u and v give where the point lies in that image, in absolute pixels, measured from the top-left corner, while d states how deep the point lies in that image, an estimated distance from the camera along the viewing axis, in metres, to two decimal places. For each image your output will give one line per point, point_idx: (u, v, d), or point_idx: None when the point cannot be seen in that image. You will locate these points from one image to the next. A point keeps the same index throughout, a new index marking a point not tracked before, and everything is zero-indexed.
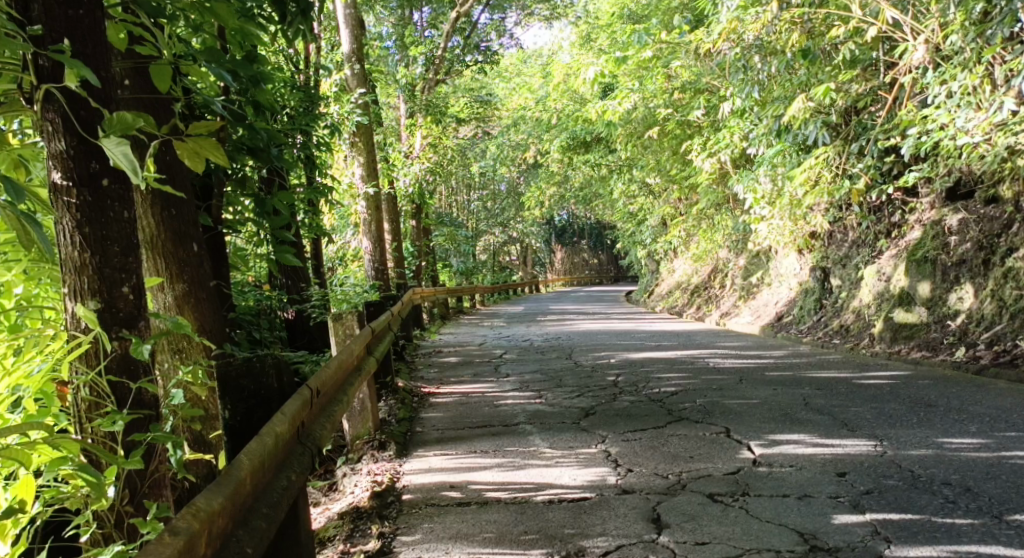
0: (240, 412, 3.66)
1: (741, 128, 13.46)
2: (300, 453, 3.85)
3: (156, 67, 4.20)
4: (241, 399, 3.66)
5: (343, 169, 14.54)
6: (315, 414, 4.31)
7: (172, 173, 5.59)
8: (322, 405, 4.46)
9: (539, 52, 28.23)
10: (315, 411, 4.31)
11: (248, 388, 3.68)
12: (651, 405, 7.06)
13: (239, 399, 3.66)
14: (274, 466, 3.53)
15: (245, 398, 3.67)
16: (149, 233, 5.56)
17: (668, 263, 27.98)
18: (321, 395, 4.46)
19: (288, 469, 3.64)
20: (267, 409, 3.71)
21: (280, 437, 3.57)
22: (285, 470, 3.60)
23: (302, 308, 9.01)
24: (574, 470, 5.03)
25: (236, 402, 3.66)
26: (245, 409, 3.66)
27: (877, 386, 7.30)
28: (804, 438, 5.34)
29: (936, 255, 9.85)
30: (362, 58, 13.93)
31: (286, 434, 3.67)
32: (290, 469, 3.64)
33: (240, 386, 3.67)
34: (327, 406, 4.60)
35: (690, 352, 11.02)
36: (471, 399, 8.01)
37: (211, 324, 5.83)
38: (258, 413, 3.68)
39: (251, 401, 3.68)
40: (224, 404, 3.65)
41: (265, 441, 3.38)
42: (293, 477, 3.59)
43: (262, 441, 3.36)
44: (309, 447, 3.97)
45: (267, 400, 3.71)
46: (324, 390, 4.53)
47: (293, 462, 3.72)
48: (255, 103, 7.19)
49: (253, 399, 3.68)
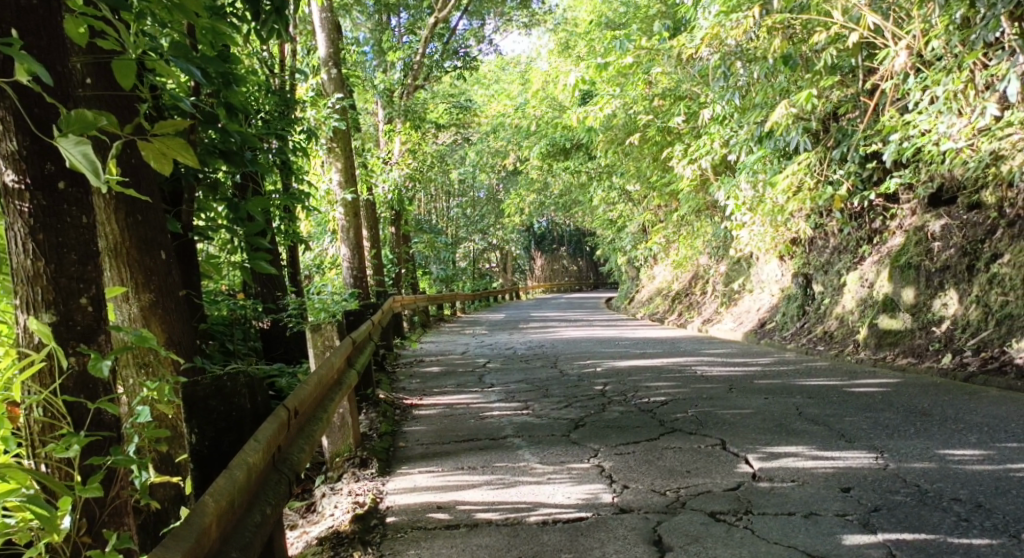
0: (208, 436, 3.42)
1: (721, 134, 13.30)
2: (277, 482, 3.61)
3: (118, 62, 3.89)
4: (209, 423, 3.42)
5: (319, 175, 14.27)
6: (293, 435, 4.06)
7: (138, 176, 5.32)
8: (300, 425, 4.20)
9: (516, 59, 28.02)
10: (293, 433, 4.05)
11: (217, 410, 3.43)
12: (641, 416, 6.82)
13: (208, 422, 3.42)
14: (246, 501, 3.28)
15: (214, 421, 3.43)
16: (113, 240, 5.27)
17: (648, 270, 27.77)
18: (299, 414, 4.19)
19: (262, 501, 3.40)
20: (238, 433, 3.46)
21: (253, 468, 3.31)
22: (258, 503, 3.36)
23: (279, 318, 8.73)
24: (567, 487, 4.80)
25: (203, 426, 3.42)
26: (213, 433, 3.43)
27: (869, 395, 7.08)
28: (804, 450, 5.13)
29: (920, 261, 9.66)
30: (338, 63, 13.65)
31: (259, 464, 3.42)
32: (264, 501, 3.40)
33: (209, 407, 3.42)
34: (306, 425, 4.35)
35: (675, 360, 10.82)
36: (454, 411, 7.75)
37: (178, 336, 5.55)
38: (228, 438, 3.44)
39: (220, 424, 3.43)
40: (191, 428, 3.41)
41: (235, 475, 3.12)
42: (267, 512, 3.34)
43: (232, 476, 3.11)
44: (286, 473, 3.72)
45: (238, 424, 3.46)
46: (303, 409, 4.27)
47: (268, 493, 3.47)
48: (228, 105, 6.90)
49: (223, 422, 3.43)
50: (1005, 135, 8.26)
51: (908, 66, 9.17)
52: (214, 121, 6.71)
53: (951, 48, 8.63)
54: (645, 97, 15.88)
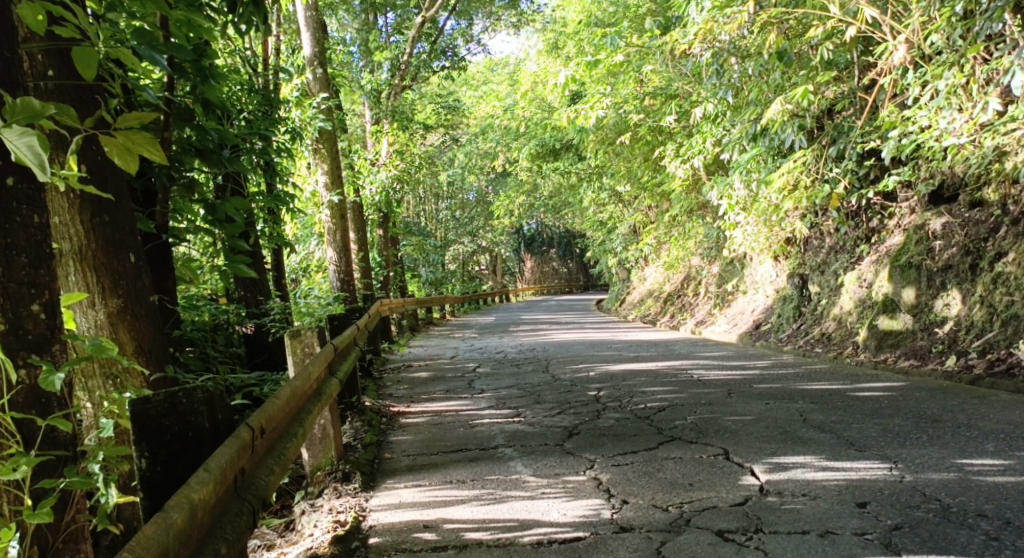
0: (159, 460, 3.11)
1: (714, 133, 13.06)
2: (233, 515, 3.31)
3: (79, 52, 3.61)
4: (161, 445, 3.11)
5: (305, 177, 13.95)
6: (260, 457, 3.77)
7: (103, 174, 5.02)
8: (269, 443, 3.91)
9: (504, 60, 27.75)
10: (260, 453, 3.76)
11: (171, 430, 3.12)
12: (638, 423, 6.52)
13: (160, 444, 3.11)
14: (195, 540, 3.03)
15: (167, 443, 3.12)
16: (78, 243, 4.92)
17: (639, 272, 27.46)
18: (268, 431, 3.90)
19: (209, 541, 3.10)
20: (194, 457, 3.17)
21: (200, 504, 3.03)
22: (211, 541, 3.11)
23: (262, 324, 8.40)
24: (562, 503, 4.50)
25: (155, 449, 3.10)
26: (167, 456, 3.12)
27: (875, 399, 6.81)
28: (812, 460, 4.83)
29: (921, 261, 9.39)
30: (324, 62, 13.33)
31: (210, 498, 3.13)
32: (217, 539, 3.14)
33: (162, 427, 3.10)
34: (276, 443, 4.05)
35: (670, 364, 10.54)
36: (443, 419, 7.44)
37: (149, 344, 5.22)
38: (183, 462, 3.14)
39: (175, 446, 3.13)
40: (141, 451, 3.09)
41: (170, 518, 2.81)
42: (220, 549, 3.10)
43: (166, 520, 2.79)
44: (246, 501, 3.43)
45: (195, 445, 3.16)
46: (274, 424, 3.98)
47: (219, 531, 3.18)
48: (205, 102, 6.57)
49: (177, 444, 3.13)
50: (1008, 130, 8.01)
51: (906, 61, 8.87)
52: (189, 119, 6.41)
53: (951, 42, 8.34)
54: (636, 96, 15.56)
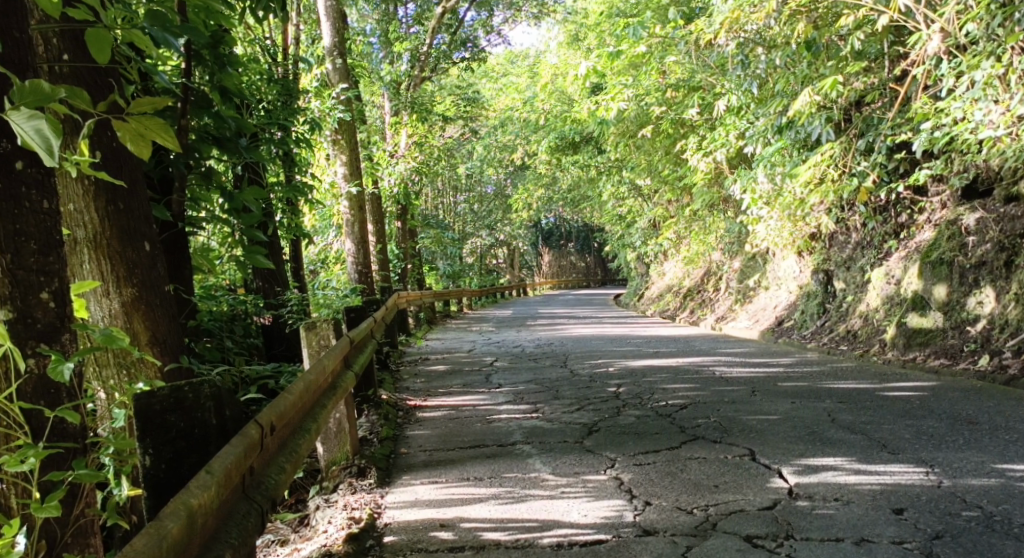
0: (164, 458, 3.06)
1: (738, 126, 12.85)
2: (239, 517, 3.19)
3: (91, 33, 3.53)
4: (166, 442, 3.06)
5: (324, 168, 13.81)
6: (270, 455, 3.65)
7: (118, 160, 4.92)
8: (280, 440, 3.79)
9: (525, 53, 27.56)
10: (270, 451, 3.64)
11: (176, 427, 3.06)
12: (661, 421, 6.37)
13: (166, 440, 3.05)
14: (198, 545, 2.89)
15: (172, 440, 3.06)
16: (92, 230, 4.82)
17: (659, 267, 27.26)
18: (279, 428, 3.78)
19: (213, 546, 2.96)
20: (200, 455, 3.10)
21: (202, 508, 2.88)
22: (215, 544, 2.98)
23: (279, 315, 8.29)
24: (583, 503, 4.36)
25: (159, 446, 3.05)
26: (172, 454, 3.07)
27: (906, 399, 6.61)
28: (843, 463, 4.67)
29: (952, 257, 9.16)
30: (344, 52, 13.21)
31: (214, 501, 2.99)
32: (221, 542, 3.01)
33: (167, 423, 3.04)
34: (289, 439, 3.94)
35: (693, 360, 10.36)
36: (461, 413, 7.31)
37: (163, 335, 5.11)
38: (188, 461, 3.08)
39: (181, 444, 3.07)
40: (145, 448, 3.04)
41: (165, 527, 2.65)
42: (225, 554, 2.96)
43: (160, 531, 2.62)
44: (254, 502, 3.32)
45: (202, 443, 3.10)
46: (285, 421, 3.85)
47: (224, 534, 3.05)
48: (223, 90, 6.48)
49: (182, 441, 3.07)
50: None
51: (940, 51, 8.62)
52: (207, 106, 6.31)
53: (989, 32, 8.11)
54: (659, 87, 15.37)
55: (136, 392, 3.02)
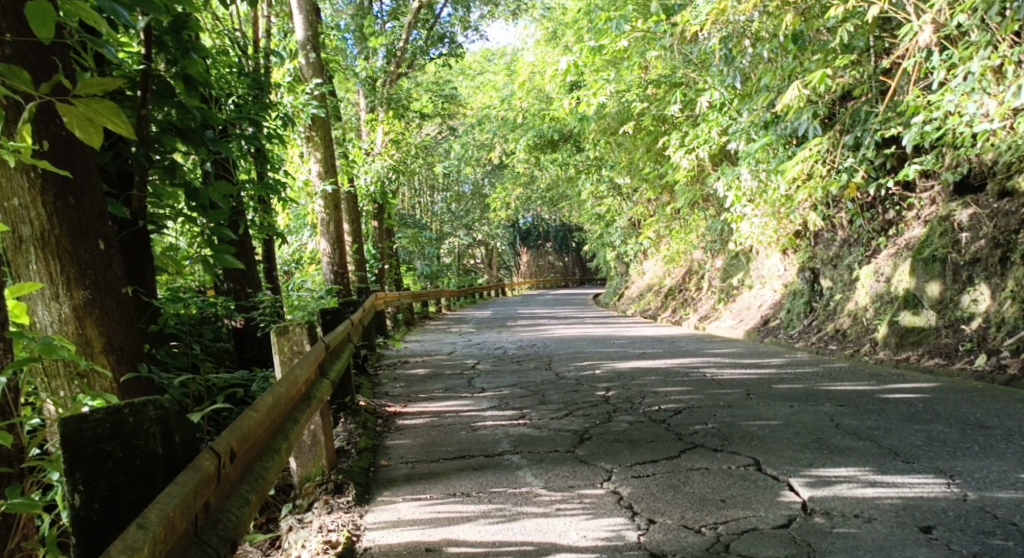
0: (98, 497, 2.78)
1: (721, 121, 12.54)
2: None
3: (33, 7, 3.21)
4: (101, 478, 2.78)
5: (298, 166, 13.39)
6: (231, 485, 3.29)
7: (68, 151, 4.49)
8: (244, 465, 3.43)
9: (502, 50, 27.18)
10: (230, 482, 3.28)
11: (113, 458, 2.78)
12: (654, 428, 6.03)
13: (102, 474, 2.77)
14: None
15: (108, 474, 2.78)
16: (38, 227, 4.40)
17: (638, 266, 26.92)
18: (243, 453, 3.41)
19: None
20: (142, 491, 2.82)
21: None
22: None
23: (251, 317, 7.88)
24: (581, 522, 4.07)
25: (90, 482, 2.76)
26: (107, 491, 2.78)
27: (910, 402, 6.29)
28: (857, 473, 4.34)
29: (946, 254, 8.81)
30: (317, 46, 12.77)
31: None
32: None
33: (102, 454, 2.76)
34: (256, 462, 3.58)
35: (681, 361, 10.00)
36: (443, 421, 6.93)
37: (120, 341, 4.70)
38: (128, 498, 2.80)
39: (117, 478, 2.79)
40: (74, 484, 2.75)
41: None
42: None
43: None
44: (208, 546, 2.97)
45: (146, 475, 2.82)
46: (250, 442, 3.49)
47: None
48: (186, 78, 6.03)
49: (120, 476, 2.79)
50: None
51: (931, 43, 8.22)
52: (168, 94, 5.88)
53: (984, 22, 7.77)
54: (641, 83, 15.04)
55: (66, 418, 2.72)
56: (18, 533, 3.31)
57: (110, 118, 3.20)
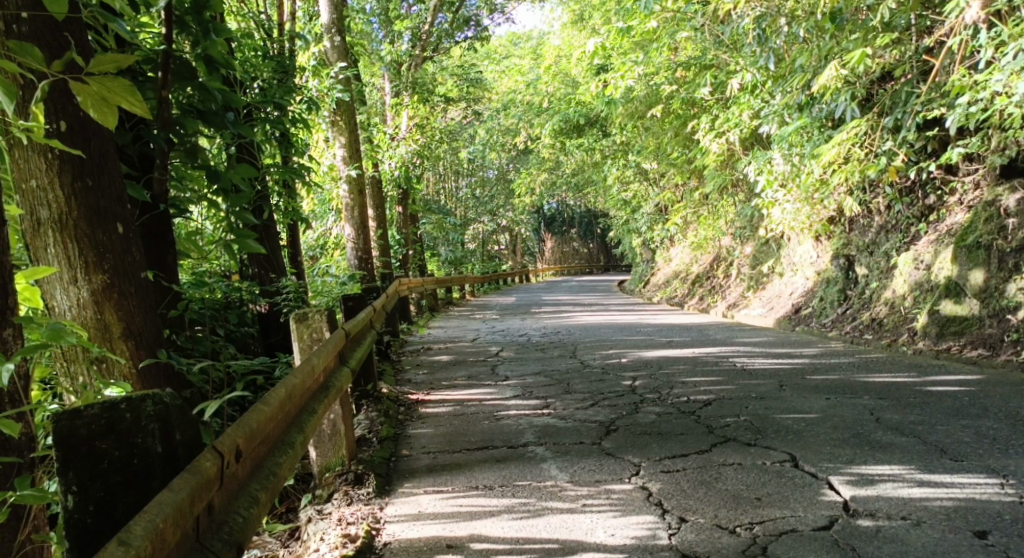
0: (93, 499, 2.66)
1: (753, 104, 12.27)
2: None
3: None
4: (96, 478, 2.65)
5: (322, 150, 13.28)
6: (238, 484, 3.16)
7: (85, 133, 4.36)
8: (253, 462, 3.31)
9: (528, 34, 26.90)
10: (237, 480, 3.16)
11: (109, 456, 2.66)
12: (684, 420, 5.85)
13: (96, 474, 2.65)
14: None
15: (104, 474, 2.66)
16: (56, 209, 4.27)
17: (665, 252, 26.64)
18: (251, 451, 3.28)
19: None
20: (140, 493, 2.70)
21: None
22: None
23: (274, 302, 7.77)
24: (608, 520, 3.90)
25: (85, 481, 2.64)
26: (103, 492, 2.66)
27: (954, 396, 6.05)
28: (903, 472, 4.15)
29: (991, 240, 8.52)
30: (343, 29, 12.63)
31: None
32: None
33: (96, 452, 2.64)
34: (267, 459, 3.45)
35: (711, 350, 9.78)
36: (466, 410, 6.77)
37: (139, 327, 4.57)
38: (125, 501, 2.68)
39: (114, 479, 2.67)
40: (68, 485, 2.63)
41: None
42: None
43: None
44: (209, 551, 2.85)
45: (144, 477, 2.70)
46: (260, 437, 3.36)
47: None
48: (208, 59, 5.86)
49: (116, 476, 2.67)
50: None
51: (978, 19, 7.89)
52: (189, 77, 5.73)
53: None
54: (669, 66, 14.79)
55: (58, 415, 2.60)
56: (27, 525, 3.21)
57: (124, 96, 3.04)
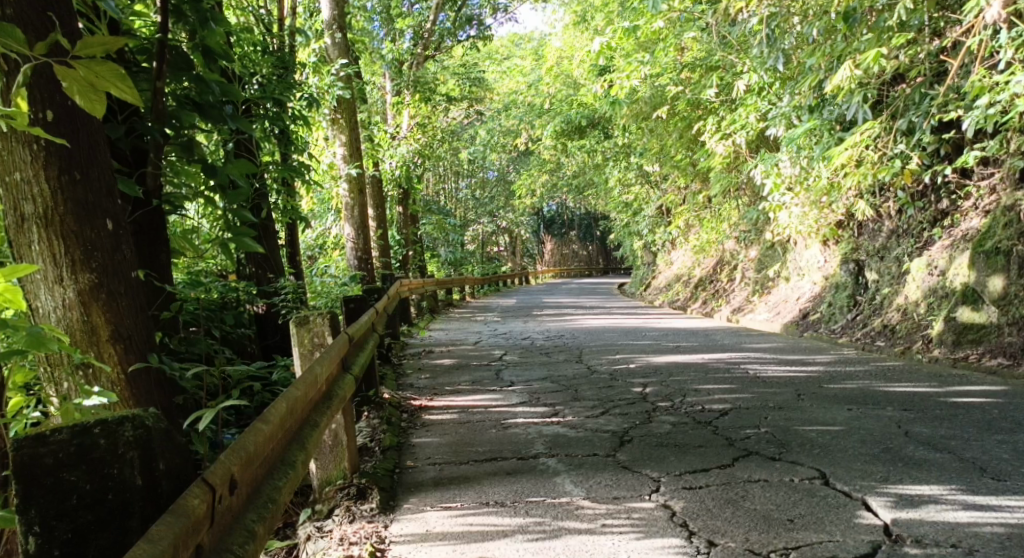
0: (58, 542, 2.41)
1: (761, 105, 11.98)
2: None
3: None
4: (64, 516, 2.42)
5: (322, 148, 13.00)
6: (233, 517, 2.89)
7: (74, 123, 4.08)
8: (249, 490, 3.03)
9: (530, 35, 26.61)
10: (231, 513, 2.88)
11: (80, 491, 2.43)
12: (701, 431, 5.58)
13: (63, 512, 2.41)
14: None
15: (73, 512, 2.42)
16: (41, 203, 3.99)
17: (667, 255, 26.34)
18: (246, 478, 3.00)
19: None
20: (114, 533, 2.46)
21: None
22: None
23: (272, 303, 7.51)
24: (630, 542, 3.64)
25: (49, 519, 2.40)
26: (71, 533, 2.42)
27: (982, 408, 5.79)
28: (943, 493, 3.91)
29: (1011, 246, 8.23)
30: (344, 25, 12.33)
31: None
32: None
33: (65, 487, 2.41)
34: (264, 484, 3.18)
35: (721, 357, 9.50)
36: (471, 417, 6.50)
37: (128, 329, 4.26)
38: (97, 542, 2.44)
39: (85, 519, 2.43)
40: (31, 523, 2.40)
41: None
42: None
43: None
44: None
45: (120, 515, 2.47)
46: (256, 462, 3.08)
47: None
48: (206, 50, 5.56)
49: (88, 515, 2.43)
50: None
51: (999, 19, 7.57)
52: (186, 69, 5.44)
53: None
54: (676, 66, 14.51)
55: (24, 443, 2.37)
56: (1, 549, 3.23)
57: (113, 82, 2.76)
